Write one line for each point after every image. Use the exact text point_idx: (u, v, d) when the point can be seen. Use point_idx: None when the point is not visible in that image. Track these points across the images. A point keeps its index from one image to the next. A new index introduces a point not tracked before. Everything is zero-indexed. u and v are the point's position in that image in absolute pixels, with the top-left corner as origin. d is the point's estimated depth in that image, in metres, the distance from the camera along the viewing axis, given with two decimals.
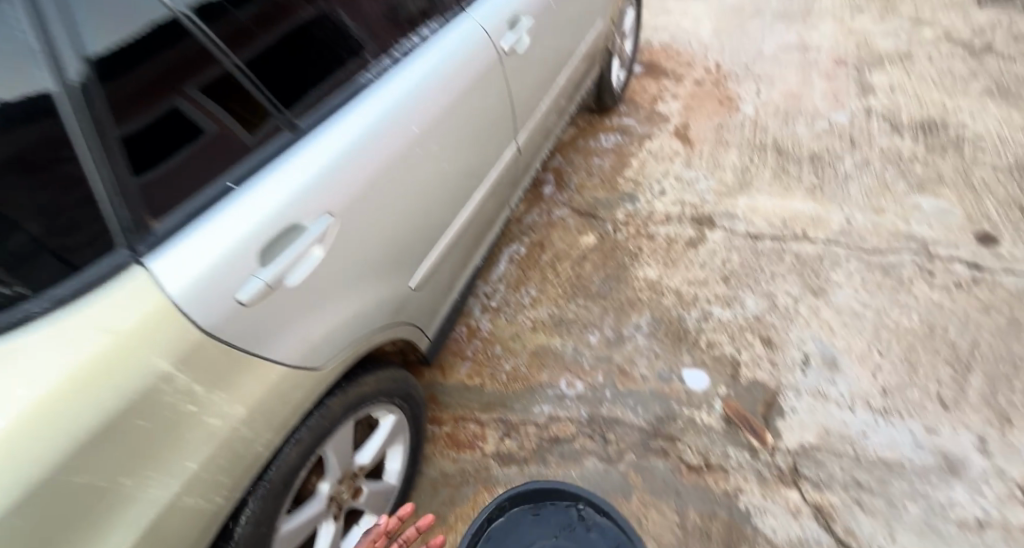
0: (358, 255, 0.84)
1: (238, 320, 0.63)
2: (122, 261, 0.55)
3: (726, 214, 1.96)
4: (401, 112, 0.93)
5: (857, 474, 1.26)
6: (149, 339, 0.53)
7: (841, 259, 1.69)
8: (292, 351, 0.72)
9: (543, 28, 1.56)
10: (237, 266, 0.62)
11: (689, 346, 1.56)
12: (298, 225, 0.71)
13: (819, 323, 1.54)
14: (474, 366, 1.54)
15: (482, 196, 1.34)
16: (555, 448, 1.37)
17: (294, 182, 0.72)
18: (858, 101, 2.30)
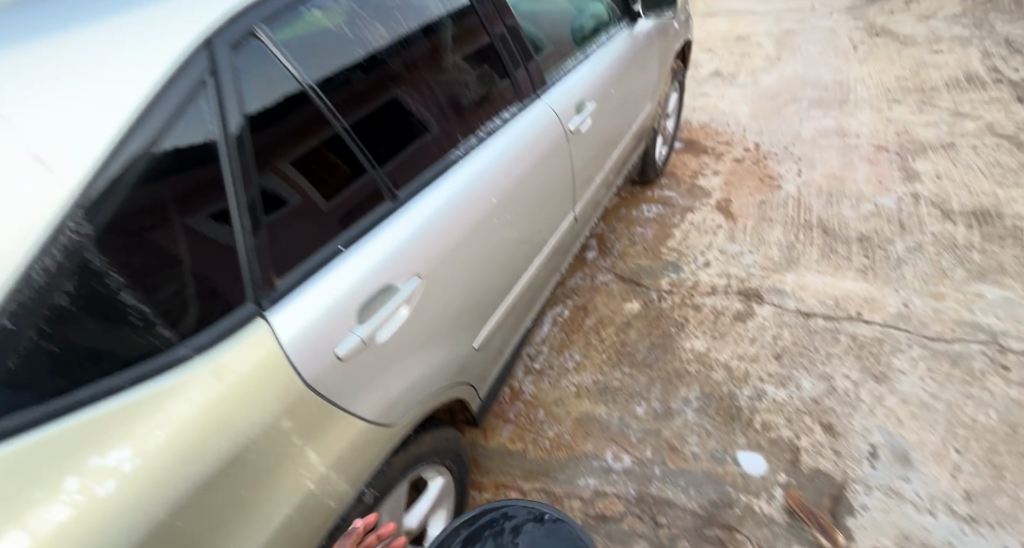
0: (436, 314, 0.89)
1: (333, 372, 0.68)
2: (248, 314, 0.63)
3: (775, 289, 1.92)
4: (480, 186, 1.03)
5: None
6: (260, 388, 0.60)
7: (902, 344, 1.61)
8: (372, 407, 0.75)
9: (603, 111, 1.72)
10: (338, 321, 0.69)
11: (743, 425, 1.48)
12: (391, 287, 0.78)
13: (884, 412, 1.44)
14: (517, 428, 1.51)
15: (538, 262, 1.39)
16: (602, 526, 1.29)
17: (389, 248, 0.80)
18: (904, 186, 2.30)
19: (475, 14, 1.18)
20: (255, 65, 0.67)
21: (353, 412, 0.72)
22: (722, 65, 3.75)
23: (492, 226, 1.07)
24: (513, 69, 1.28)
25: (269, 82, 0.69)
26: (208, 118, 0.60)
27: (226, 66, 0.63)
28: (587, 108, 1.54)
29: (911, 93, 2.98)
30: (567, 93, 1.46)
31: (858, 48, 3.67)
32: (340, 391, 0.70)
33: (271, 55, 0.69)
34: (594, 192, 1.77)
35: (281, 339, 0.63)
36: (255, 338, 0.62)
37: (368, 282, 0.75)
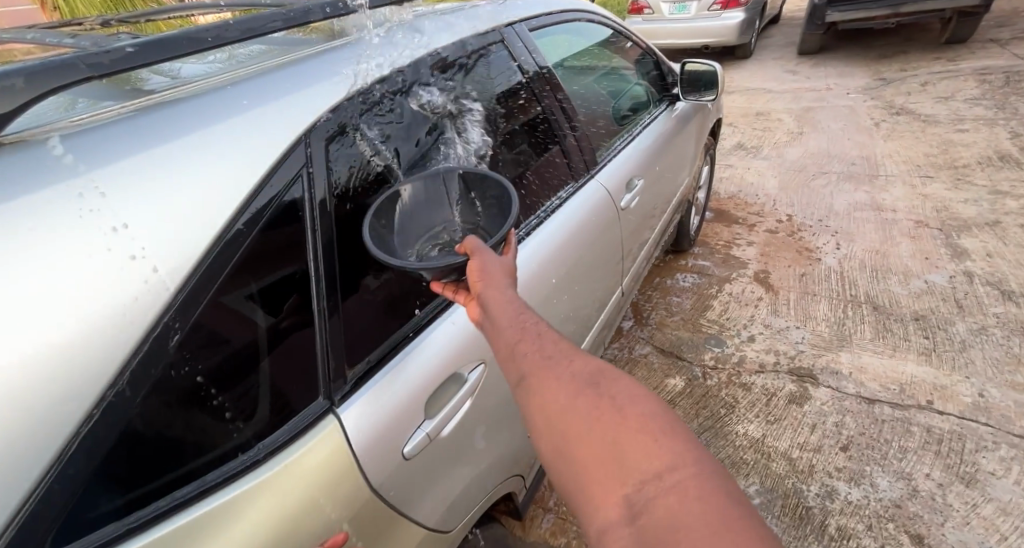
0: (496, 404, 0.86)
1: (399, 472, 0.68)
2: (320, 410, 0.63)
3: (830, 370, 1.77)
4: (539, 268, 1.02)
5: None
6: (328, 493, 0.59)
7: (987, 442, 1.45)
8: (433, 511, 0.75)
9: (649, 185, 1.70)
10: (405, 419, 0.69)
11: (816, 530, 1.30)
12: (458, 377, 0.78)
13: (981, 523, 1.26)
14: (558, 520, 1.32)
15: (589, 341, 1.32)
16: None
17: (457, 332, 0.80)
18: (953, 264, 2.19)
19: (529, 91, 1.21)
20: (345, 151, 0.71)
21: (412, 517, 0.71)
22: (744, 139, 3.80)
23: (548, 307, 1.05)
24: (567, 133, 1.30)
25: (352, 164, 0.72)
26: (299, 188, 0.63)
27: (321, 156, 0.66)
28: (636, 186, 1.53)
29: (942, 170, 2.95)
30: (616, 171, 1.43)
31: (880, 126, 3.70)
32: (400, 495, 0.68)
33: (358, 144, 0.73)
34: (638, 267, 1.74)
35: (351, 438, 0.63)
36: (325, 435, 0.61)
37: (433, 373, 0.74)
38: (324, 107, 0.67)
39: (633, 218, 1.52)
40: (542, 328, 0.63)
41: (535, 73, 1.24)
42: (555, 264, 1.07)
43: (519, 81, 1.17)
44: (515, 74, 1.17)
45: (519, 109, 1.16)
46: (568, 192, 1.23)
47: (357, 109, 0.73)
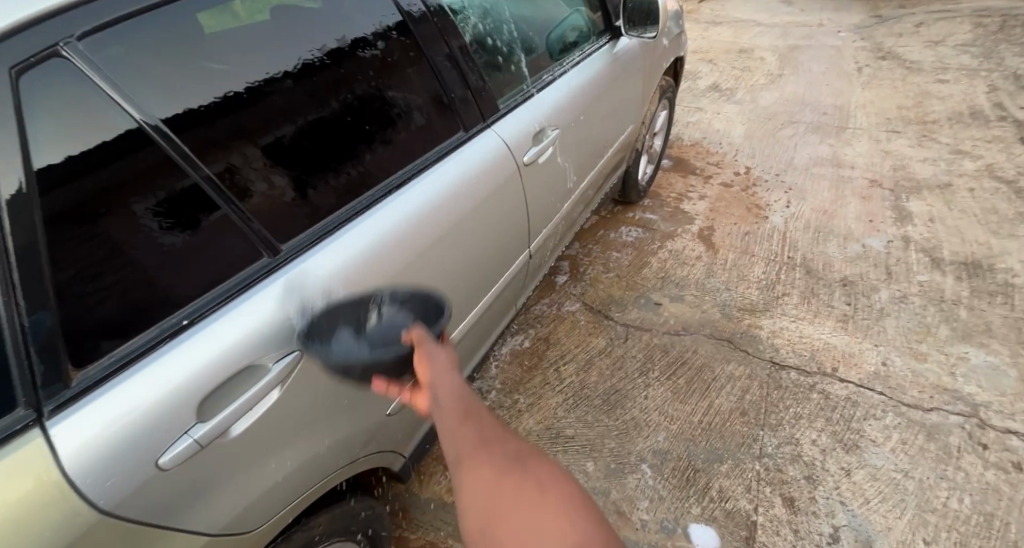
0: (312, 398, 0.84)
1: (154, 483, 0.64)
2: (22, 423, 0.56)
3: (748, 335, 1.79)
4: (391, 237, 0.97)
5: None
6: (35, 520, 0.54)
7: (877, 410, 1.51)
8: (217, 516, 0.73)
9: (574, 132, 1.62)
10: (158, 428, 0.64)
11: (698, 492, 1.39)
12: (251, 370, 0.74)
13: (850, 488, 1.35)
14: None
15: (482, 306, 1.35)
16: None
17: (247, 323, 0.75)
18: (894, 228, 2.16)
19: (417, 44, 1.11)
20: (60, 100, 0.60)
21: (181, 528, 0.68)
22: (720, 79, 3.60)
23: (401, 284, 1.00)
24: (459, 91, 1.21)
25: (79, 111, 0.62)
26: None
27: (8, 93, 0.55)
28: (548, 136, 1.46)
29: (911, 125, 2.85)
30: (523, 122, 1.37)
31: (862, 71, 3.52)
32: (165, 510, 0.66)
33: (85, 75, 0.62)
34: (559, 223, 1.72)
35: (61, 455, 0.57)
36: (20, 454, 0.55)
37: (202, 373, 0.69)
38: (13, 20, 0.57)
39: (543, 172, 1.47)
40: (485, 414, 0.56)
41: (417, 12, 1.12)
42: (419, 233, 1.03)
43: (394, 23, 1.06)
44: (398, 19, 1.07)
45: (397, 60, 1.06)
46: (449, 150, 1.16)
47: (91, 23, 0.63)
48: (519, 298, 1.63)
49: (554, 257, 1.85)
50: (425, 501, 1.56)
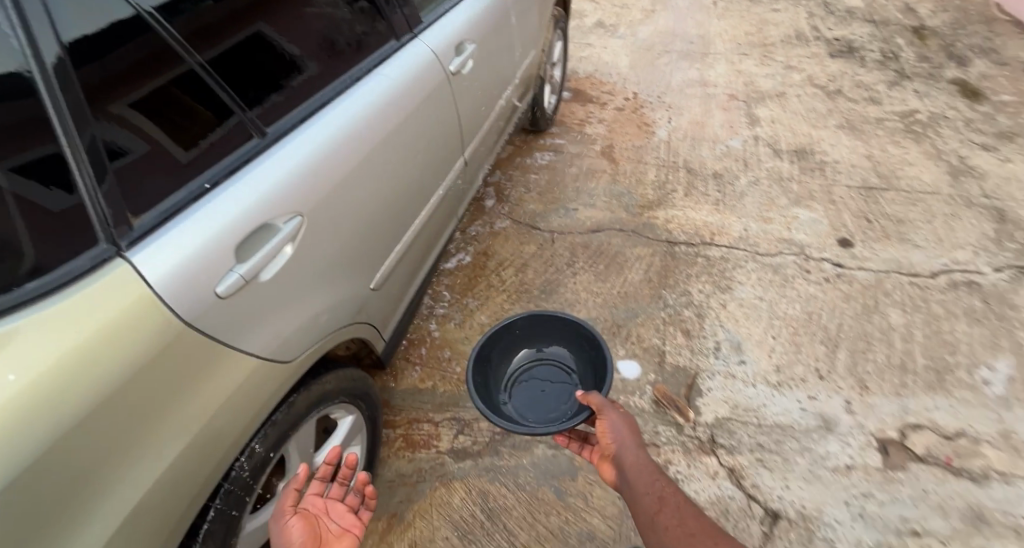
0: (316, 259, 1.02)
1: (216, 305, 0.79)
2: (104, 254, 0.69)
3: (648, 225, 2.25)
4: (359, 125, 1.13)
5: (759, 439, 1.54)
6: (136, 323, 0.68)
7: (741, 261, 2.04)
8: (263, 345, 0.90)
9: (485, 49, 1.82)
10: (214, 263, 0.79)
11: (622, 340, 1.83)
12: (271, 226, 0.90)
13: (726, 314, 1.87)
14: (425, 369, 1.82)
15: (433, 205, 1.55)
16: (507, 440, 1.65)
17: (262, 185, 0.89)
18: (748, 130, 2.71)
19: None
20: None
21: (237, 350, 0.84)
22: (604, 16, 3.97)
23: (371, 167, 1.17)
24: (388, 8, 1.35)
25: None
26: (10, 36, 0.60)
27: None
28: (467, 50, 1.65)
29: (755, 48, 3.43)
30: (444, 34, 1.55)
31: (716, 4, 4.06)
32: (226, 332, 0.81)
33: None
34: (484, 135, 1.94)
35: (143, 274, 0.70)
36: (116, 273, 0.68)
37: (236, 221, 0.83)
38: None
39: (467, 81, 1.66)
40: (671, 495, 0.92)
41: None
42: (381, 125, 1.20)
43: None
44: None
45: None
46: (387, 54, 1.32)
47: None
48: (460, 206, 1.87)
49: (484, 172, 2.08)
50: (400, 391, 1.76)
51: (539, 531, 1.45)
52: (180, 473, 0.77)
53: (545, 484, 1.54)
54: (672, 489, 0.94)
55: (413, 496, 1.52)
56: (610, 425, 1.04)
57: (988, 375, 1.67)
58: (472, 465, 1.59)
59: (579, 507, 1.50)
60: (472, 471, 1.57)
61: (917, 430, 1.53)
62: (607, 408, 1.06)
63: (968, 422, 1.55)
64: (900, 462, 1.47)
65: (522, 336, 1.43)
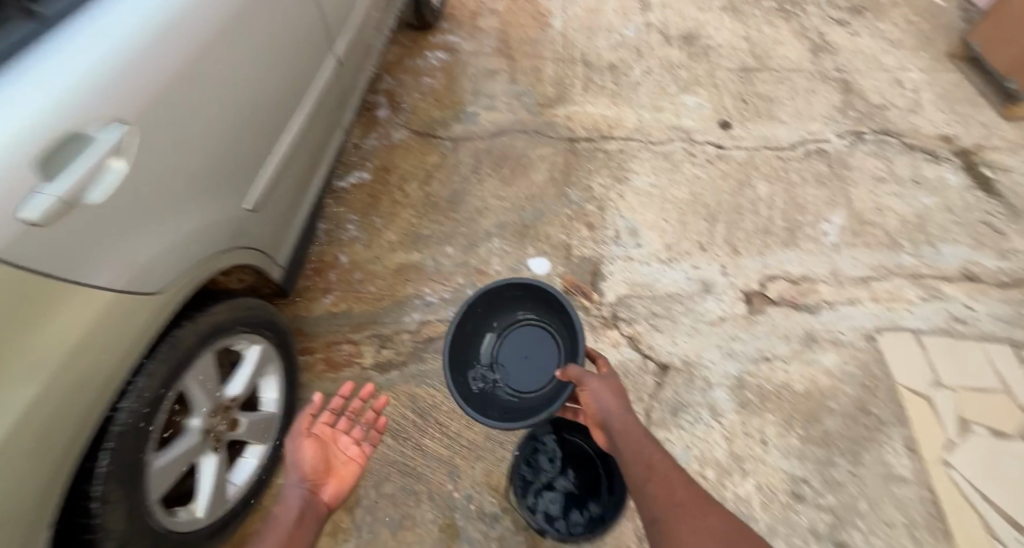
0: (160, 184, 0.94)
1: (29, 238, 0.68)
2: None
3: (549, 123, 2.28)
4: (187, 9, 0.94)
5: (653, 308, 1.84)
6: None
7: (637, 152, 2.17)
8: (113, 278, 0.84)
9: None
10: (15, 185, 0.66)
11: (531, 240, 1.96)
12: (83, 136, 0.74)
13: (625, 204, 2.04)
14: (338, 293, 1.84)
15: (304, 115, 1.46)
16: (430, 346, 1.76)
17: (60, 81, 0.72)
18: (641, 16, 2.71)
19: None
20: None
21: (79, 286, 0.78)
22: None
23: (214, 67, 1.03)
24: None
25: None
26: None
27: None
28: None
29: None
30: None
31: None
32: (56, 269, 0.74)
33: None
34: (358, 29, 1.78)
35: None
36: None
37: (32, 128, 0.67)
38: None
39: None
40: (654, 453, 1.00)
41: None
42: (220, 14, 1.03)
43: None
44: None
45: None
46: None
47: None
48: (341, 114, 1.77)
49: (366, 73, 1.95)
50: (316, 320, 1.79)
51: (468, 418, 1.64)
52: (37, 422, 0.73)
53: None
54: (660, 454, 0.99)
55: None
56: (592, 394, 1.10)
57: (826, 226, 2.02)
58: (398, 374, 1.71)
59: None
60: (399, 380, 1.69)
61: (774, 280, 1.91)
62: (586, 378, 1.11)
63: (809, 267, 1.95)
64: (759, 307, 1.87)
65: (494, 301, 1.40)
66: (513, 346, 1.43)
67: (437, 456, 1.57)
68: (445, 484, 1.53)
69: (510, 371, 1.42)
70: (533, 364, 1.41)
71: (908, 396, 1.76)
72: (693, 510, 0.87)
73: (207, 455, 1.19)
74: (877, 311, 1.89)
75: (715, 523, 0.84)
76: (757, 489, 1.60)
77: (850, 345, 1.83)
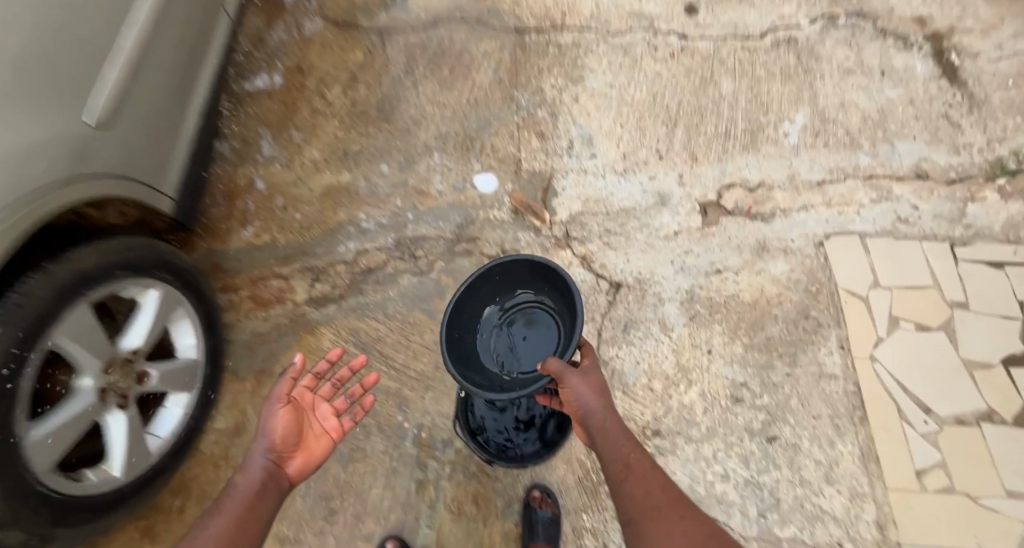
0: None
1: None
2: None
3: (494, 9, 1.97)
4: None
5: (606, 225, 1.76)
6: None
7: (593, 46, 1.93)
8: None
9: None
10: None
11: (476, 154, 1.80)
12: None
13: (578, 109, 1.87)
14: (259, 223, 1.70)
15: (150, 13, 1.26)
16: (369, 277, 1.68)
17: None
18: None
19: None
20: None
21: None
22: None
23: None
24: None
25: None
26: None
27: None
28: None
29: None
30: None
31: None
32: None
33: None
34: None
35: None
36: None
37: None
38: None
39: None
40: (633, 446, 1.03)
41: None
42: None
43: None
44: None
45: None
46: None
47: None
48: (208, 15, 1.56)
49: None
50: (236, 251, 1.66)
51: (414, 349, 1.62)
52: None
53: (415, 308, 1.66)
54: (637, 453, 1.02)
55: (274, 350, 1.58)
56: (572, 391, 1.05)
57: (788, 127, 1.90)
58: (335, 309, 1.64)
59: None
60: (337, 315, 1.63)
61: (730, 189, 1.83)
62: (568, 374, 1.05)
63: (767, 173, 1.86)
64: (713, 219, 1.81)
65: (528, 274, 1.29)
66: (529, 321, 1.35)
67: (384, 389, 1.59)
68: (394, 415, 1.57)
69: (513, 344, 1.35)
70: (536, 345, 1.33)
71: (847, 299, 1.79)
72: (671, 512, 0.90)
73: (114, 414, 1.13)
74: (828, 216, 1.86)
75: (691, 524, 0.88)
76: (701, 397, 1.66)
77: (798, 251, 1.81)
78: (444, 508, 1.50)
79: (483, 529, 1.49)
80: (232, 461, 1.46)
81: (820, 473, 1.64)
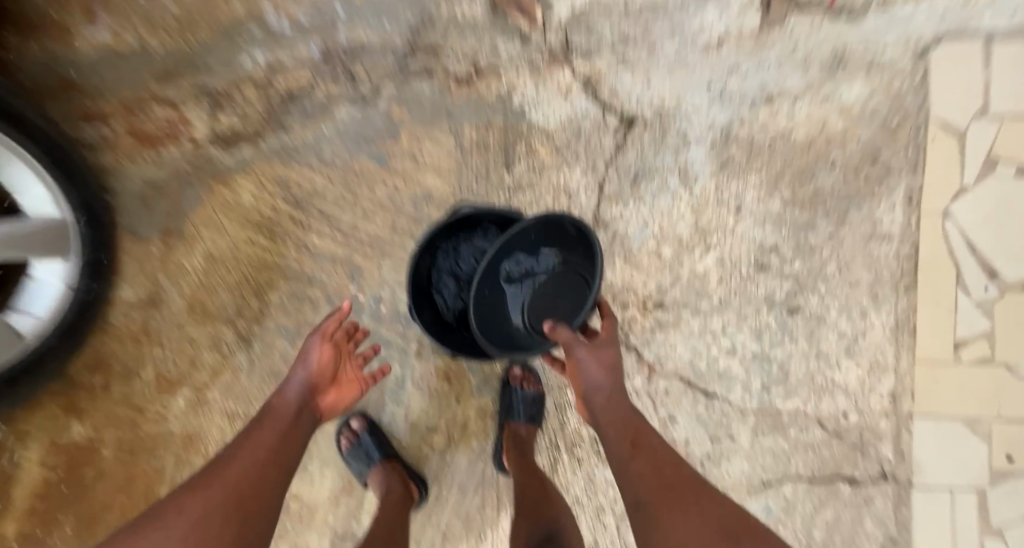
0: None
1: None
2: None
3: None
4: None
5: (624, 28, 1.24)
6: None
7: None
8: None
9: None
10: None
11: None
12: None
13: None
14: (111, 15, 1.16)
15: None
16: (294, 106, 1.24)
17: None
18: None
19: None
20: None
21: None
22: None
23: None
24: None
25: None
26: None
27: None
28: None
29: None
30: None
31: None
32: None
33: None
34: None
35: None
36: None
37: None
38: None
39: None
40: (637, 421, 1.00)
41: None
42: None
43: None
44: None
45: None
46: None
47: None
48: None
49: None
50: (91, 59, 1.18)
51: (364, 206, 1.30)
52: None
53: (359, 153, 1.28)
54: (643, 432, 0.98)
55: (180, 207, 1.25)
56: (578, 362, 0.98)
57: None
58: (252, 151, 1.26)
59: (407, 171, 1.30)
60: (255, 160, 1.26)
61: None
62: (576, 345, 0.96)
63: None
64: (777, 20, 1.24)
65: (555, 237, 1.04)
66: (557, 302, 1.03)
67: (331, 256, 1.30)
68: (347, 286, 1.31)
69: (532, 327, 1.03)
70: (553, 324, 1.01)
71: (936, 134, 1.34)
72: (689, 497, 0.86)
73: None
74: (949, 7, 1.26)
75: (712, 511, 0.84)
76: (718, 263, 1.37)
77: (890, 66, 1.29)
78: (413, 386, 1.36)
79: (457, 405, 1.38)
80: (156, 336, 1.27)
81: (841, 345, 1.41)
